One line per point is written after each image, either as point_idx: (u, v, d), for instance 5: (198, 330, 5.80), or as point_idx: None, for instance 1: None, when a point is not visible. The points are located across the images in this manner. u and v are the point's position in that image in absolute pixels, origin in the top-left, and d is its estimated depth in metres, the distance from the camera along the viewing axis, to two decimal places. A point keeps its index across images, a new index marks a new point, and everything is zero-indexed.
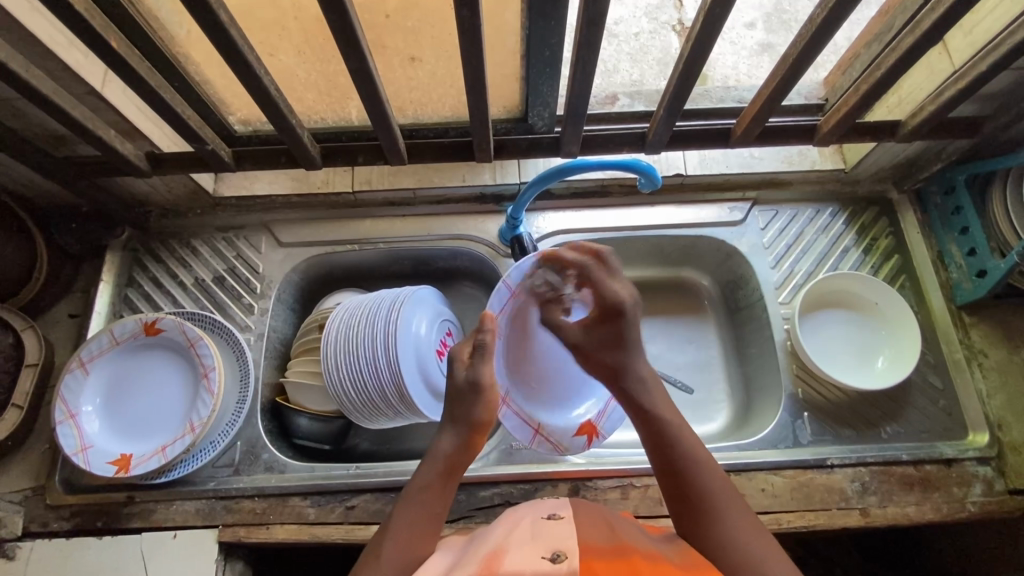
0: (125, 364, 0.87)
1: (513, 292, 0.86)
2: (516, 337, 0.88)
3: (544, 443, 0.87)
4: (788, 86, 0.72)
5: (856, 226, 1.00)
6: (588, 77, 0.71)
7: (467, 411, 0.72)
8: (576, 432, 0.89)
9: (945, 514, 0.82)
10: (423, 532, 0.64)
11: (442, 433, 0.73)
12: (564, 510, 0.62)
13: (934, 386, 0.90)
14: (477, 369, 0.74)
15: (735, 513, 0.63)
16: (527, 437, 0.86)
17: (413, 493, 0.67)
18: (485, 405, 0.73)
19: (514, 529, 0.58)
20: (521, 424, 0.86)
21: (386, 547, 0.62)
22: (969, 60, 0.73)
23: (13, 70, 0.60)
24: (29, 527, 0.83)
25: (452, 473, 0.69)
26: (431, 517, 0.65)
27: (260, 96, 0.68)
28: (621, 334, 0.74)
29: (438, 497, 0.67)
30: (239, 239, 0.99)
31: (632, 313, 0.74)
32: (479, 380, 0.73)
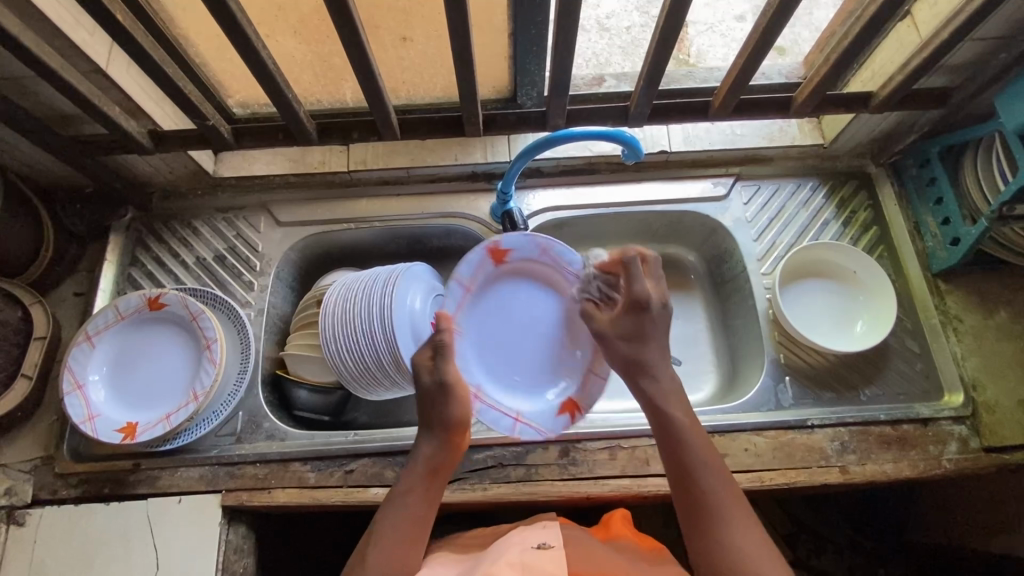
0: (130, 338, 0.90)
1: (466, 288, 0.92)
2: (478, 333, 0.93)
3: (527, 428, 0.88)
4: (760, 55, 0.76)
5: (836, 199, 1.03)
6: (570, 50, 0.74)
7: (443, 412, 0.74)
8: (555, 412, 0.91)
9: (922, 471, 0.85)
10: (407, 536, 0.67)
11: (421, 437, 0.75)
12: (554, 538, 0.68)
13: (911, 350, 0.94)
14: (443, 369, 0.74)
15: (740, 521, 0.64)
16: (510, 427, 0.88)
17: (399, 496, 0.70)
18: (458, 404, 0.74)
19: (504, 558, 0.65)
20: (500, 415, 0.88)
21: (372, 551, 0.66)
22: (934, 30, 0.77)
23: (24, 43, 0.63)
24: (38, 494, 0.86)
25: (436, 476, 0.72)
26: (418, 520, 0.69)
27: (258, 70, 0.71)
28: (643, 327, 0.76)
29: (421, 498, 0.70)
30: (238, 219, 1.02)
31: (657, 312, 0.77)
32: (449, 380, 0.74)
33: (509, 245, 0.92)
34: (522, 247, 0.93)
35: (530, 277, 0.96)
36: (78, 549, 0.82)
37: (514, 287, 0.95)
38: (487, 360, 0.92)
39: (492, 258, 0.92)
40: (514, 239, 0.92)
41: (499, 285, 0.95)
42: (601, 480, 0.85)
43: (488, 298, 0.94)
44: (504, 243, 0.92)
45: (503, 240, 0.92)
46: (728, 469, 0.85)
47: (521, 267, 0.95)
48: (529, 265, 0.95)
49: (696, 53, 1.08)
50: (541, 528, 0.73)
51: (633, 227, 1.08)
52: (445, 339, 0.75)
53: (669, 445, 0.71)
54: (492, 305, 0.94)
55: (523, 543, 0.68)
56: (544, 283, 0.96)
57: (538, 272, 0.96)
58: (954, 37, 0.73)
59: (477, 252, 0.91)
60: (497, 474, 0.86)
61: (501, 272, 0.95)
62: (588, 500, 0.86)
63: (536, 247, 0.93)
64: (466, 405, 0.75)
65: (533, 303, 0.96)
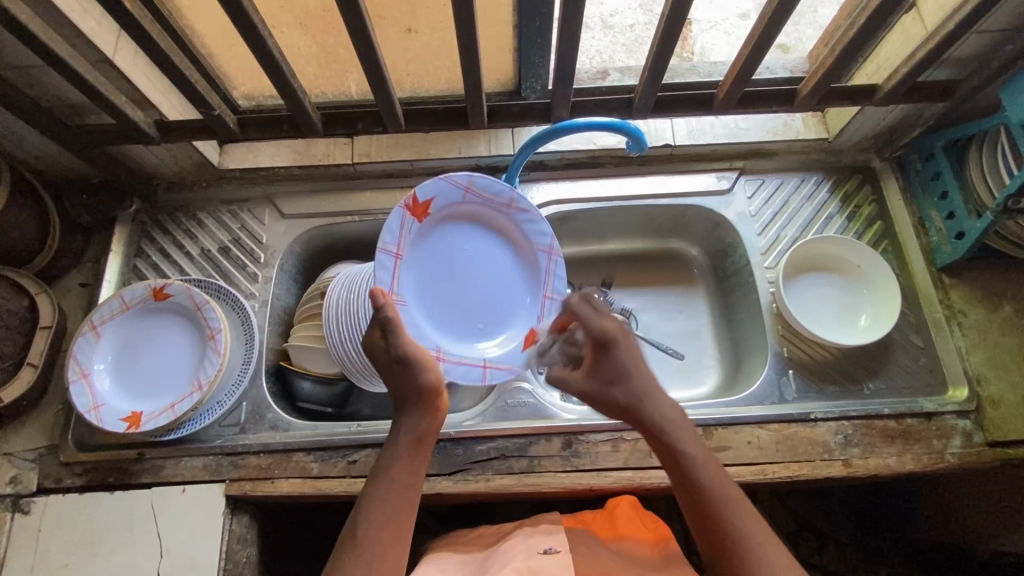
0: (134, 328, 0.91)
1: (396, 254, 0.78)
2: (421, 296, 0.82)
3: (497, 372, 0.84)
4: (765, 46, 0.76)
5: (840, 193, 1.03)
6: (574, 41, 0.74)
7: (413, 380, 0.67)
8: (521, 348, 0.86)
9: (925, 464, 0.85)
10: (399, 515, 0.62)
11: (402, 408, 0.68)
12: (560, 543, 0.71)
13: (915, 344, 0.93)
14: (396, 342, 0.67)
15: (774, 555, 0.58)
16: (479, 376, 0.83)
17: (381, 474, 0.64)
18: (425, 369, 0.67)
19: (510, 565, 0.67)
20: (467, 367, 0.82)
21: (360, 539, 0.60)
22: (940, 21, 0.76)
23: (32, 31, 0.64)
24: (43, 483, 0.87)
25: (421, 446, 0.67)
26: (407, 496, 0.64)
27: (264, 59, 0.71)
28: (614, 366, 0.68)
29: (410, 472, 0.65)
30: (243, 211, 1.03)
31: (623, 344, 0.69)
32: (407, 350, 0.67)
33: (428, 194, 0.80)
34: (441, 193, 0.81)
35: (459, 221, 0.85)
36: (83, 537, 0.83)
37: (446, 236, 0.84)
38: (439, 319, 0.83)
39: (413, 214, 0.80)
40: (433, 185, 0.80)
41: (427, 238, 0.82)
42: (604, 472, 0.85)
43: (422, 255, 0.82)
44: (419, 195, 0.79)
45: (420, 190, 0.79)
46: (730, 461, 0.85)
47: (444, 214, 0.83)
48: (457, 209, 0.84)
49: (700, 51, 1.07)
50: (546, 530, 0.74)
51: (636, 221, 1.08)
52: (390, 316, 0.67)
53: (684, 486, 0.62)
54: (426, 262, 0.82)
55: (528, 548, 0.70)
56: (475, 222, 0.85)
57: (466, 213, 0.85)
58: (961, 28, 0.73)
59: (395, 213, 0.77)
60: (500, 465, 0.86)
61: (427, 227, 0.82)
62: (591, 492, 0.86)
63: (457, 187, 0.82)
64: (434, 367, 0.68)
65: (471, 245, 0.85)
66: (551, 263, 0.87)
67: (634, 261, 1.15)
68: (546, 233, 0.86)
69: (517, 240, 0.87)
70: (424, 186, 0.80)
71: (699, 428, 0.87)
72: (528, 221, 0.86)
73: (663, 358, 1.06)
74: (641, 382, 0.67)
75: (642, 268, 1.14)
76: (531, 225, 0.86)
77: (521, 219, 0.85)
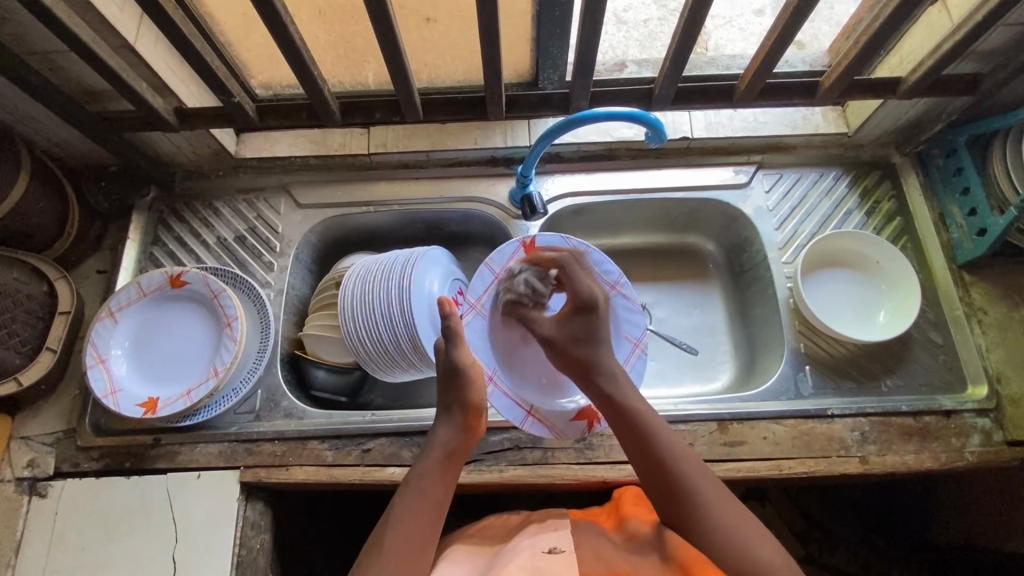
0: (151, 315, 0.91)
1: (496, 278, 0.87)
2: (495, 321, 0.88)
3: (536, 425, 0.85)
4: (788, 38, 0.76)
5: (860, 189, 1.02)
6: (597, 30, 0.74)
7: (457, 396, 0.75)
8: (572, 417, 0.86)
9: (943, 462, 0.84)
10: (424, 519, 0.67)
11: (439, 421, 0.75)
12: (565, 543, 0.68)
13: (934, 341, 0.92)
14: (453, 353, 0.75)
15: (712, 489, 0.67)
16: (519, 419, 0.85)
17: (415, 481, 0.70)
18: (473, 387, 0.75)
19: (515, 562, 0.65)
20: (512, 405, 0.85)
21: (389, 537, 0.66)
22: (968, 13, 0.75)
23: (57, 15, 0.64)
24: (60, 467, 0.87)
25: (454, 459, 0.73)
26: (437, 504, 0.69)
27: (285, 45, 0.71)
28: (592, 327, 0.77)
29: (439, 482, 0.70)
30: (259, 200, 1.03)
31: (602, 308, 0.78)
32: (461, 365, 0.75)
33: (543, 242, 0.86)
34: (556, 247, 0.87)
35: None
36: (100, 521, 0.84)
37: None
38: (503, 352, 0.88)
39: (524, 252, 0.86)
40: (552, 237, 0.86)
41: None
42: (618, 465, 0.85)
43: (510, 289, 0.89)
44: (540, 239, 0.86)
45: (539, 235, 0.86)
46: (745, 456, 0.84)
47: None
48: None
49: (715, 46, 1.06)
50: (552, 527, 0.73)
51: (651, 215, 1.08)
52: (453, 324, 0.74)
53: (635, 439, 0.71)
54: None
55: (533, 546, 0.68)
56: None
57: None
58: (988, 20, 0.72)
59: (514, 244, 0.86)
60: (514, 456, 0.86)
61: None
62: (604, 485, 0.85)
63: (573, 248, 0.87)
64: (481, 387, 0.76)
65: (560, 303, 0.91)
66: (635, 355, 0.89)
67: (649, 255, 1.14)
68: (639, 326, 0.88)
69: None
70: (542, 233, 0.87)
71: (714, 423, 0.87)
72: (629, 308, 0.89)
73: (677, 352, 1.06)
74: (602, 332, 0.77)
75: (657, 263, 1.14)
76: (628, 312, 0.89)
77: (620, 303, 0.88)
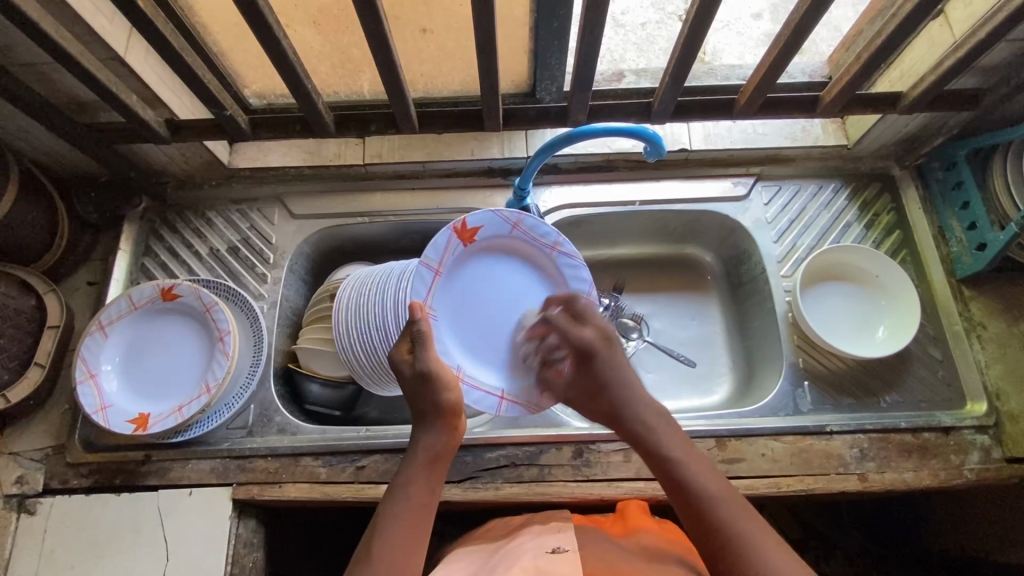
0: (141, 328, 0.90)
1: (436, 272, 0.82)
2: (452, 318, 0.84)
3: (513, 407, 0.84)
4: (787, 59, 0.75)
5: (859, 201, 1.01)
6: (596, 42, 0.72)
7: (434, 397, 0.71)
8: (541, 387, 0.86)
9: (942, 480, 0.84)
10: (414, 527, 0.64)
11: (418, 427, 0.72)
12: (569, 542, 0.66)
13: (933, 357, 0.92)
14: (422, 358, 0.72)
15: (754, 526, 0.59)
16: (495, 407, 0.83)
17: (399, 488, 0.67)
18: (449, 387, 0.72)
19: (517, 564, 0.63)
20: (484, 396, 0.83)
21: (378, 543, 0.62)
22: (969, 30, 0.75)
23: (45, 30, 0.63)
24: (49, 483, 0.86)
25: (437, 463, 0.69)
26: (424, 509, 0.66)
27: (279, 60, 0.70)
28: (596, 374, 0.73)
29: (426, 487, 0.67)
30: (253, 211, 1.01)
31: (602, 353, 0.74)
32: (430, 367, 0.71)
33: (477, 222, 0.84)
34: (490, 221, 0.85)
35: (500, 251, 0.88)
36: (90, 539, 0.82)
37: (484, 264, 0.87)
38: (463, 341, 0.85)
39: (459, 238, 0.83)
40: (483, 215, 0.84)
41: (467, 262, 0.86)
42: (615, 483, 0.84)
43: (458, 279, 0.84)
44: (471, 220, 0.83)
45: (471, 217, 0.83)
46: (743, 474, 0.83)
47: (489, 242, 0.87)
48: (499, 240, 0.88)
49: (713, 52, 1.04)
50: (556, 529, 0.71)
51: (650, 226, 1.07)
52: (422, 328, 0.73)
53: (671, 486, 0.64)
54: (461, 288, 0.85)
55: (537, 547, 0.66)
56: (515, 255, 0.89)
57: (507, 246, 0.88)
58: (992, 36, 0.71)
59: (447, 232, 0.81)
60: (510, 473, 0.85)
61: (468, 252, 0.85)
62: (601, 503, 0.84)
63: (507, 221, 0.86)
64: (456, 387, 0.73)
65: (506, 277, 0.88)
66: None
67: (646, 265, 1.13)
68: (585, 281, 0.89)
69: (555, 282, 0.90)
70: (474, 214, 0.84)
71: (713, 439, 0.86)
72: (570, 265, 0.89)
73: (675, 365, 1.05)
74: (613, 373, 0.73)
75: (654, 273, 1.13)
76: (571, 269, 0.89)
77: (563, 262, 0.89)
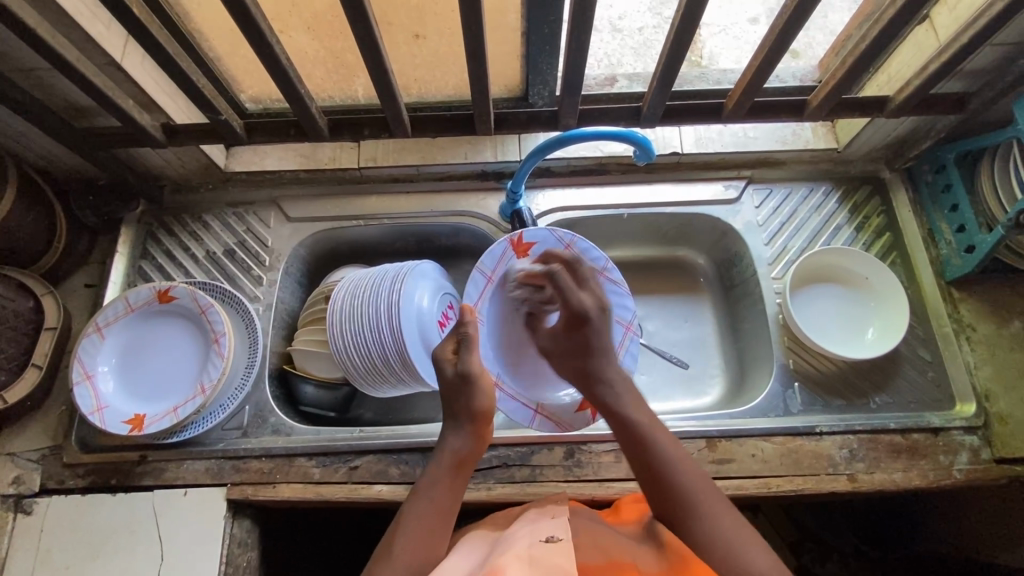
0: (139, 329, 0.91)
1: (489, 279, 0.91)
2: (501, 322, 0.93)
3: (545, 422, 0.89)
4: (773, 63, 0.77)
5: (849, 204, 1.02)
6: (583, 46, 0.73)
7: (467, 403, 0.72)
8: (577, 408, 0.90)
9: (931, 481, 0.84)
10: (435, 530, 0.65)
11: (447, 430, 0.73)
12: (563, 530, 0.64)
13: (923, 358, 0.92)
14: (465, 359, 0.74)
15: (710, 496, 0.65)
16: (526, 418, 0.89)
17: (425, 488, 0.68)
18: (482, 394, 0.73)
19: (510, 552, 0.61)
20: (517, 407, 0.89)
21: (397, 542, 0.63)
22: (953, 34, 0.76)
23: (41, 36, 0.64)
24: (45, 484, 0.87)
25: (463, 468, 0.70)
26: (445, 513, 0.67)
27: (272, 65, 0.71)
28: (586, 341, 0.77)
29: (448, 491, 0.68)
30: (249, 214, 1.02)
31: (596, 322, 0.77)
32: (469, 371, 0.73)
33: (531, 238, 0.90)
34: (545, 241, 0.91)
35: None
36: (85, 539, 0.83)
37: None
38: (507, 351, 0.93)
39: (515, 251, 0.91)
40: (539, 232, 0.90)
41: None
42: (606, 483, 0.85)
43: (510, 290, 0.93)
44: (527, 235, 0.90)
45: (527, 232, 0.90)
46: (734, 474, 0.84)
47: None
48: None
49: (709, 55, 1.06)
50: (551, 515, 0.70)
51: (642, 228, 1.08)
52: (470, 332, 0.75)
53: (632, 446, 0.70)
54: (512, 297, 0.93)
55: (531, 535, 0.64)
56: None
57: None
58: (975, 41, 0.72)
59: (502, 246, 0.89)
60: (502, 474, 0.86)
61: (523, 266, 0.93)
62: (593, 503, 0.85)
63: (561, 242, 0.91)
64: (491, 394, 0.73)
65: None
66: (628, 338, 0.93)
67: (639, 268, 1.14)
68: (629, 309, 0.93)
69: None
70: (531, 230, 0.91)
71: (703, 440, 0.86)
72: (617, 292, 0.93)
73: (668, 366, 1.05)
74: (600, 342, 0.77)
75: (648, 276, 1.14)
76: (618, 296, 0.93)
77: (611, 287, 0.93)
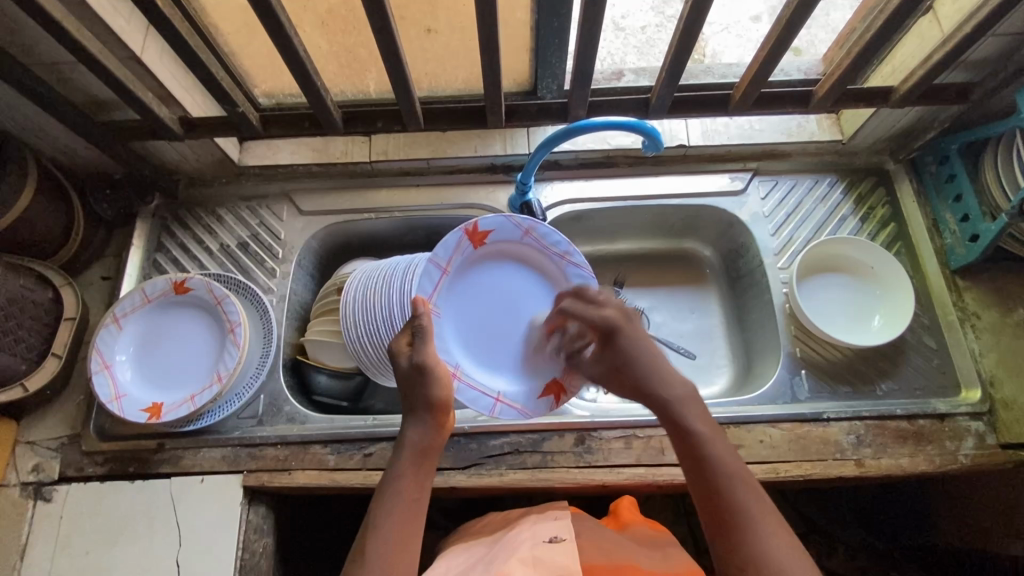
0: (154, 320, 0.92)
1: (443, 270, 0.85)
2: (458, 316, 0.87)
3: (507, 410, 0.86)
4: (778, 55, 0.78)
5: (854, 195, 1.03)
6: (593, 40, 0.75)
7: (423, 394, 0.72)
8: (538, 394, 0.87)
9: (938, 465, 0.85)
10: (406, 525, 0.64)
11: (406, 422, 0.72)
12: (567, 531, 0.66)
13: (928, 346, 0.94)
14: (420, 351, 0.73)
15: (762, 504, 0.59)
16: (489, 408, 0.84)
17: (390, 485, 0.67)
18: (438, 382, 0.72)
19: (515, 554, 0.63)
20: (480, 396, 0.84)
21: (370, 543, 0.62)
22: (957, 25, 0.77)
23: (66, 28, 0.66)
24: (64, 471, 0.88)
25: (425, 459, 0.70)
26: (414, 506, 0.66)
27: (290, 57, 0.73)
28: (621, 350, 0.73)
29: (414, 484, 0.68)
30: (262, 207, 1.04)
31: (625, 329, 0.74)
32: (425, 361, 0.72)
33: (488, 225, 0.86)
34: (501, 227, 0.87)
35: (509, 258, 0.90)
36: (104, 525, 0.84)
37: (493, 266, 0.89)
38: (466, 342, 0.86)
39: (470, 239, 0.86)
40: (494, 219, 0.86)
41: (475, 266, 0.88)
42: (617, 468, 0.86)
43: (462, 280, 0.87)
44: (482, 224, 0.86)
45: (482, 220, 0.86)
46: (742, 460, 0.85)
47: (499, 246, 0.89)
48: (510, 245, 0.89)
49: (711, 53, 1.07)
50: (552, 517, 0.72)
51: (649, 220, 1.09)
52: (424, 322, 0.75)
53: (686, 449, 0.64)
54: (465, 287, 0.87)
55: (534, 537, 0.66)
56: (525, 261, 0.90)
57: (519, 251, 0.90)
58: (977, 30, 0.74)
59: (456, 234, 0.83)
60: (514, 460, 0.87)
61: (478, 254, 0.88)
62: (603, 489, 0.86)
63: (518, 228, 0.88)
64: (446, 383, 0.73)
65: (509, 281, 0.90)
66: None
67: (647, 260, 1.15)
68: None
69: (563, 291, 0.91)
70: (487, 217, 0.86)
71: None
72: (579, 275, 0.90)
73: (674, 357, 1.07)
74: (638, 350, 0.72)
75: (655, 267, 1.15)
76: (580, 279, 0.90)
77: (572, 271, 0.89)
